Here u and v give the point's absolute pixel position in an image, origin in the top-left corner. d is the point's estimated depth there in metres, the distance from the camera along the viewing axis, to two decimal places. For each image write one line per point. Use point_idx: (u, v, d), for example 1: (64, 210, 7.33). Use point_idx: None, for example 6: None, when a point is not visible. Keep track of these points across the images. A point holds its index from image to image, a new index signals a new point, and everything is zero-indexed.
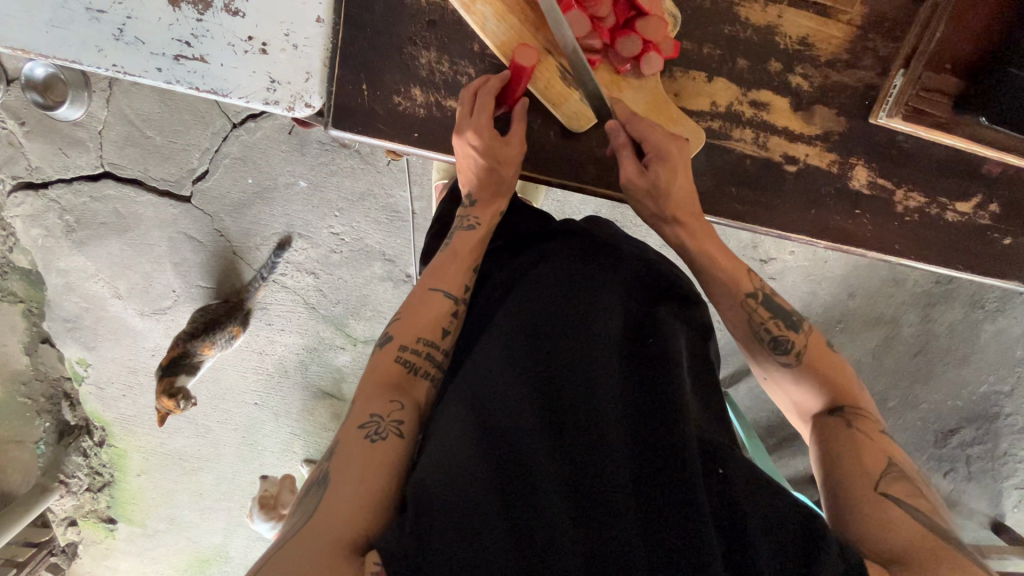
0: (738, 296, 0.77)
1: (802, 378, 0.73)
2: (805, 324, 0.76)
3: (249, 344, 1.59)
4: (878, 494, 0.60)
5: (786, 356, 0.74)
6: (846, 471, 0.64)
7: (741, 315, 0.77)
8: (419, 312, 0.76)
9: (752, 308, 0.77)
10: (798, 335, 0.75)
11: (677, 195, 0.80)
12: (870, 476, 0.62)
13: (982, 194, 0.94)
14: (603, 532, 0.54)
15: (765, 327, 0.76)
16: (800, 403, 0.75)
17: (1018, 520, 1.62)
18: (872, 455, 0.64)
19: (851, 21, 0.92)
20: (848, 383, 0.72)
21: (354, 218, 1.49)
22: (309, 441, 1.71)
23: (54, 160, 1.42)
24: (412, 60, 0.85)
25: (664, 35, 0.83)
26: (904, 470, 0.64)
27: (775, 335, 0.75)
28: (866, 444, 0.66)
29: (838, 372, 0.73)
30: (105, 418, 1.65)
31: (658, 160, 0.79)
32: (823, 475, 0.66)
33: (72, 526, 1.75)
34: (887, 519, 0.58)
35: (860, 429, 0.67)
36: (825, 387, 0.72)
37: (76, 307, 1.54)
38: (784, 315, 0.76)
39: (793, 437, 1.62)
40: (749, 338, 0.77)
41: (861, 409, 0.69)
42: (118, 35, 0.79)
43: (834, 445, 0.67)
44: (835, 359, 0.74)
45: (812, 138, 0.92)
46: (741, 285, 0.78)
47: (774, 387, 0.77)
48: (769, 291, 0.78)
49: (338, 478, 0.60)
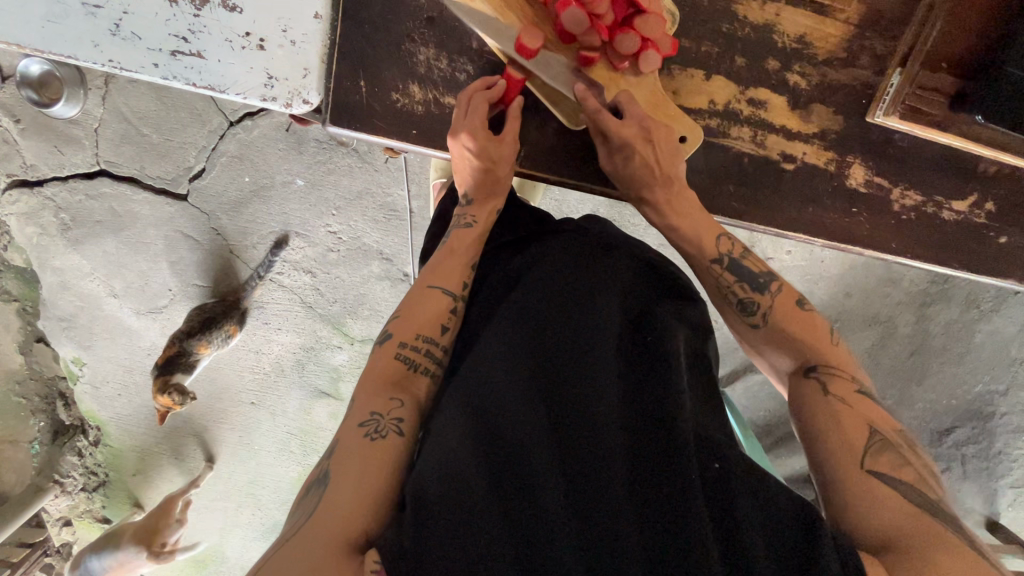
0: (703, 263, 0.78)
1: (774, 339, 0.74)
2: (772, 284, 0.75)
3: (245, 343, 1.57)
4: (864, 471, 0.60)
5: (755, 318, 0.75)
6: (829, 447, 0.64)
7: (709, 280, 0.78)
8: (418, 309, 0.76)
9: (718, 274, 0.77)
10: (764, 296, 0.74)
11: (640, 181, 0.80)
12: (854, 451, 0.62)
13: (978, 193, 0.95)
14: (600, 529, 0.54)
15: (732, 291, 0.76)
16: (776, 364, 0.75)
17: (1013, 520, 1.63)
18: (852, 422, 0.64)
19: (849, 20, 0.93)
20: (820, 340, 0.72)
21: (350, 216, 1.49)
22: (305, 441, 1.71)
23: (49, 158, 1.41)
24: (410, 57, 0.85)
25: (663, 33, 0.83)
26: (887, 437, 0.64)
27: (742, 299, 0.75)
28: (843, 412, 0.65)
29: (811, 332, 0.72)
30: (100, 418, 1.64)
31: (619, 157, 0.81)
32: (808, 450, 0.66)
33: (66, 526, 1.73)
34: (880, 503, 0.57)
35: (835, 395, 0.67)
36: (798, 349, 0.72)
37: (71, 306, 1.53)
38: (750, 278, 0.76)
39: (789, 437, 1.62)
40: (720, 301, 0.78)
41: (835, 371, 0.69)
42: (114, 31, 0.78)
43: (812, 412, 0.67)
44: (806, 318, 0.73)
45: (809, 137, 0.92)
46: (704, 252, 0.77)
47: (752, 350, 0.78)
48: (736, 255, 0.77)
49: (338, 477, 0.59)
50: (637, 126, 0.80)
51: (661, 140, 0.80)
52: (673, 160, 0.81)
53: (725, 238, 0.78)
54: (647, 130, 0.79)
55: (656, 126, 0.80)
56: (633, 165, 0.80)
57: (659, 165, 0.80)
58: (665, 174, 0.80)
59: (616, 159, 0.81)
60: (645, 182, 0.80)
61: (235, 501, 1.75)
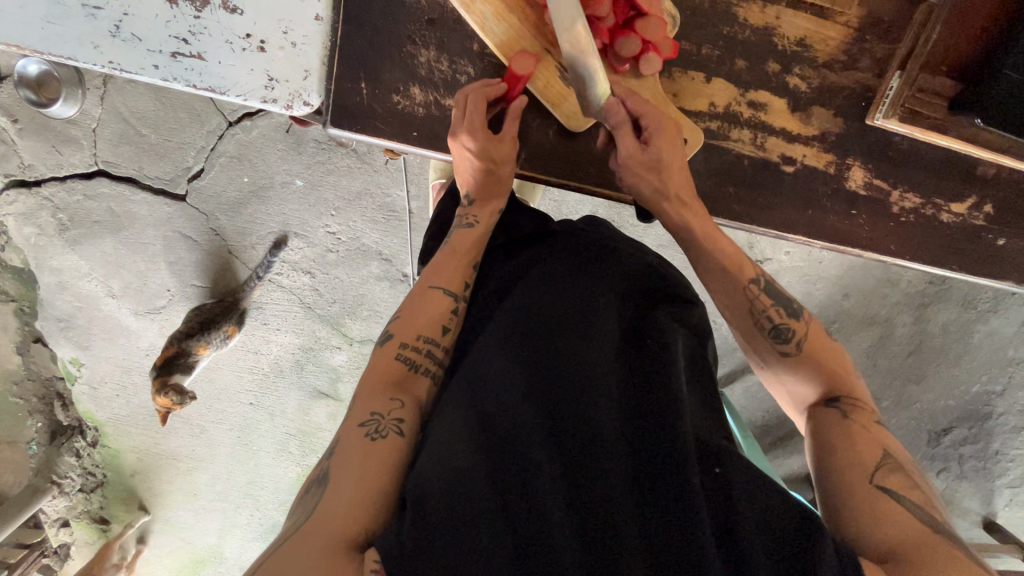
0: (740, 284, 0.77)
1: (799, 368, 0.73)
2: (805, 313, 0.77)
3: (244, 343, 1.57)
4: (873, 487, 0.61)
5: (787, 345, 0.74)
6: (843, 465, 0.64)
7: (741, 302, 0.77)
8: (420, 309, 0.76)
9: (755, 295, 0.77)
10: (800, 324, 0.76)
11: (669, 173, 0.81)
12: (865, 470, 0.63)
13: (977, 195, 0.95)
14: (600, 530, 0.54)
15: (768, 314, 0.76)
16: (794, 395, 0.74)
17: (1010, 519, 1.63)
18: (868, 447, 0.65)
19: (849, 23, 0.93)
20: (844, 373, 0.72)
21: (350, 217, 1.49)
22: (304, 441, 1.70)
23: (47, 158, 1.41)
24: (411, 59, 0.85)
25: (664, 35, 0.83)
26: (898, 461, 0.64)
27: (778, 323, 0.75)
28: (861, 435, 0.66)
29: (836, 363, 0.73)
30: (99, 418, 1.63)
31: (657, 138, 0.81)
32: (817, 468, 0.66)
33: (64, 527, 1.73)
34: (881, 515, 0.58)
35: (854, 420, 0.67)
36: (820, 378, 0.72)
37: (69, 306, 1.52)
38: (785, 303, 0.77)
39: (787, 437, 1.63)
40: (750, 326, 0.77)
41: (856, 401, 0.69)
42: (114, 32, 0.78)
43: (830, 435, 0.67)
44: (833, 350, 0.74)
45: (808, 139, 0.93)
46: (743, 273, 0.78)
47: (768, 378, 0.77)
48: (771, 281, 0.79)
49: (338, 477, 0.59)
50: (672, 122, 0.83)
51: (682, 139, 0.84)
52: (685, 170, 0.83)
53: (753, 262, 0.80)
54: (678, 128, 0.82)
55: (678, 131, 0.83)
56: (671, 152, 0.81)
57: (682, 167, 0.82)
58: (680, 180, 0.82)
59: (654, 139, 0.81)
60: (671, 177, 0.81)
61: (233, 502, 1.75)
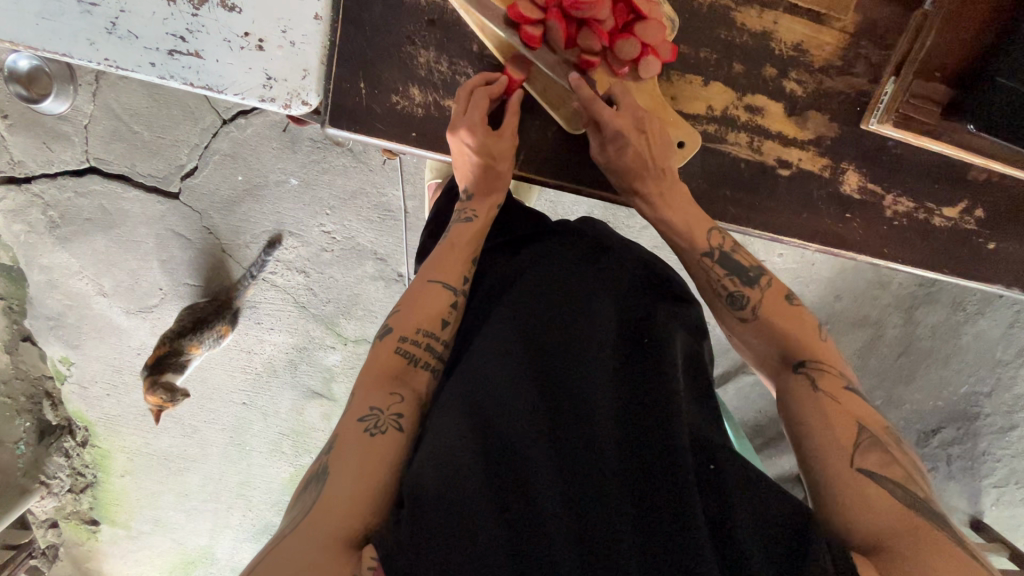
0: (694, 257, 0.79)
1: (762, 334, 0.74)
2: (762, 279, 0.76)
3: (237, 343, 1.56)
4: (854, 470, 0.61)
5: (743, 312, 0.75)
6: (821, 439, 0.64)
7: (698, 274, 0.79)
8: (419, 303, 0.75)
9: (709, 268, 0.78)
10: (754, 291, 0.75)
11: (633, 170, 0.82)
12: (843, 447, 0.62)
13: (968, 200, 0.97)
14: (597, 531, 0.54)
15: (722, 285, 0.77)
16: (762, 359, 0.75)
17: (996, 519, 1.66)
18: (841, 418, 0.65)
19: (845, 29, 0.94)
20: (808, 335, 0.72)
21: (344, 216, 1.48)
22: (296, 442, 1.69)
23: (38, 155, 1.40)
24: (410, 59, 0.85)
25: (662, 39, 0.84)
26: (877, 435, 0.64)
27: (732, 292, 0.76)
28: (831, 409, 0.66)
29: (799, 326, 0.73)
30: (89, 418, 1.61)
31: (612, 147, 0.82)
32: (796, 441, 0.67)
33: (52, 528, 1.71)
34: (864, 497, 0.58)
35: (822, 391, 0.67)
36: (785, 343, 0.72)
37: (59, 305, 1.51)
38: (741, 271, 0.77)
39: (779, 438, 1.64)
40: (709, 297, 0.79)
41: (823, 366, 0.70)
42: (111, 29, 0.77)
43: (800, 401, 0.68)
44: (794, 313, 0.74)
45: (804, 143, 0.93)
46: (696, 246, 0.79)
47: (739, 344, 0.77)
48: (727, 249, 0.79)
49: (337, 473, 0.59)
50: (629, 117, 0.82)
51: (654, 130, 0.82)
52: (665, 152, 0.82)
53: (714, 232, 0.79)
54: (639, 120, 0.82)
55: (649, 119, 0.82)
56: (625, 156, 0.81)
57: (652, 155, 0.82)
58: (657, 167, 0.82)
59: (609, 149, 0.82)
60: (637, 172, 0.82)
61: (225, 502, 1.73)
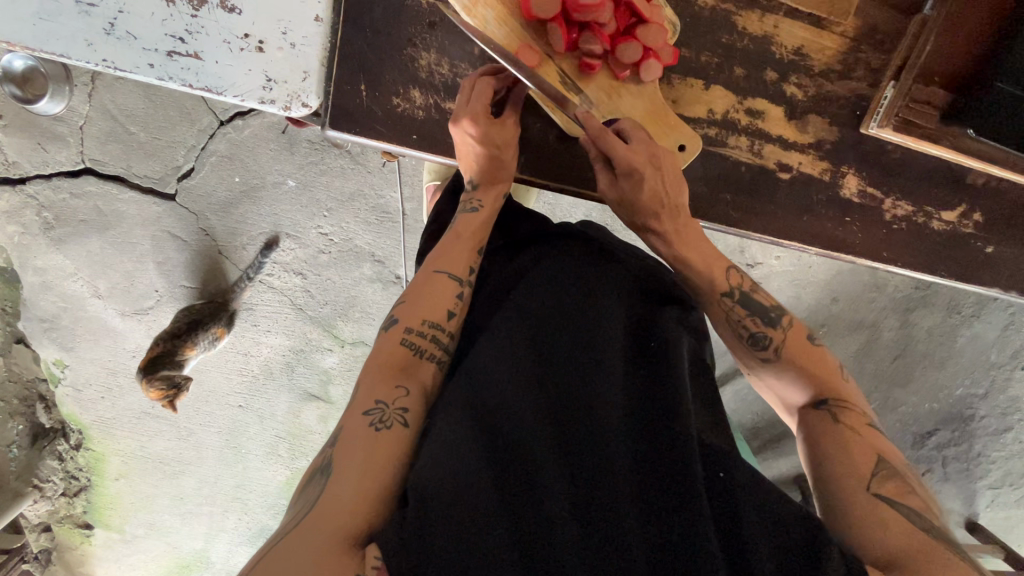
0: (714, 296, 0.78)
1: (783, 374, 0.74)
2: (784, 319, 0.76)
3: (233, 345, 1.55)
4: (871, 494, 0.61)
5: (766, 352, 0.75)
6: (838, 471, 0.64)
7: (718, 313, 0.78)
8: (425, 294, 0.75)
9: (729, 308, 0.77)
10: (777, 331, 0.75)
11: (649, 206, 0.79)
12: (862, 474, 0.63)
13: (966, 204, 0.97)
14: (603, 533, 0.54)
15: (744, 325, 0.76)
16: (783, 397, 0.75)
17: (990, 520, 1.67)
18: (862, 451, 0.65)
19: (844, 33, 0.94)
20: (831, 376, 0.73)
21: (342, 218, 1.48)
22: (293, 444, 1.68)
23: (33, 156, 1.39)
24: (411, 62, 0.84)
25: (663, 43, 0.84)
26: (893, 465, 0.65)
27: (754, 333, 0.76)
28: (854, 440, 0.66)
29: (821, 366, 0.73)
30: (83, 421, 1.60)
31: (626, 181, 0.79)
32: (814, 470, 0.67)
33: (46, 532, 1.70)
34: (880, 519, 0.59)
35: (844, 423, 0.68)
36: (806, 381, 0.73)
37: (54, 306, 1.49)
38: (763, 312, 0.76)
39: (777, 440, 1.64)
40: (729, 335, 0.78)
41: (846, 403, 0.70)
42: (108, 30, 0.77)
43: (823, 439, 0.68)
44: (816, 353, 0.74)
45: (804, 147, 0.94)
46: (715, 286, 0.78)
47: (758, 381, 0.78)
48: (747, 289, 0.78)
49: (341, 468, 0.59)
50: (645, 152, 0.80)
51: (668, 168, 0.80)
52: (678, 186, 0.81)
53: (732, 272, 0.79)
54: (653, 155, 0.79)
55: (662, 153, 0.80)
56: (641, 194, 0.79)
57: (667, 192, 0.79)
58: (669, 201, 0.80)
59: (621, 183, 0.79)
60: (651, 209, 0.79)
61: (220, 505, 1.72)
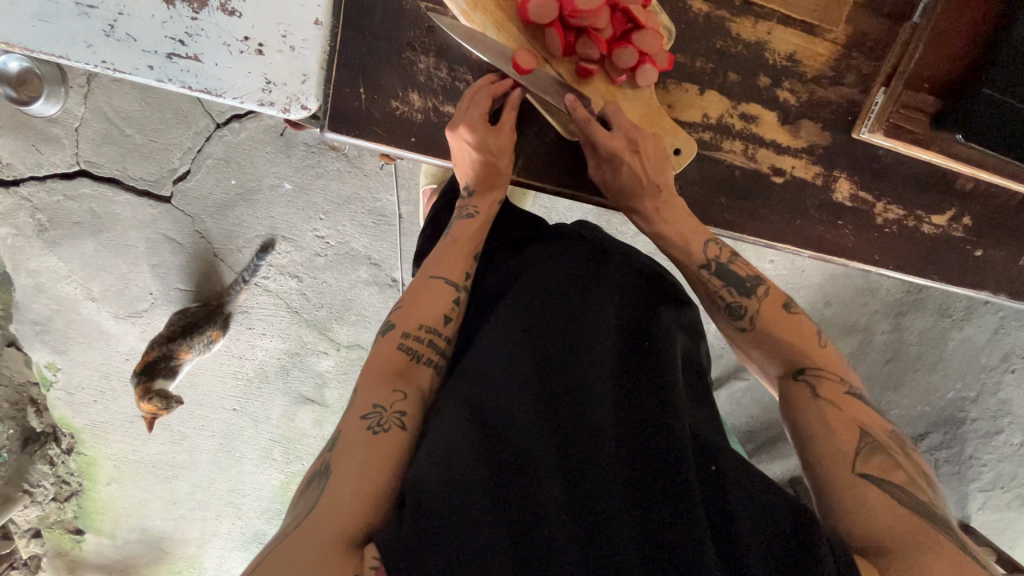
0: (692, 267, 0.80)
1: (762, 344, 0.76)
2: (760, 288, 0.77)
3: (229, 348, 1.54)
4: (855, 474, 0.62)
5: (742, 321, 0.77)
6: (822, 450, 0.65)
7: (697, 284, 0.80)
8: (421, 298, 0.75)
9: (706, 278, 0.79)
10: (752, 300, 0.77)
11: (628, 189, 0.83)
12: (843, 453, 0.64)
13: (956, 208, 0.99)
14: (597, 530, 0.55)
15: (720, 295, 0.78)
16: (766, 369, 0.77)
17: (982, 522, 1.68)
18: (844, 429, 0.66)
19: (836, 40, 0.96)
20: (806, 344, 0.73)
21: (339, 221, 1.48)
22: (288, 449, 1.67)
23: (27, 158, 1.38)
24: (410, 65, 0.85)
25: (660, 48, 0.85)
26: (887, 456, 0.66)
27: (730, 302, 0.78)
28: (834, 415, 0.67)
29: (800, 334, 0.74)
30: (74, 424, 1.59)
31: (607, 166, 0.83)
32: (799, 448, 0.68)
33: (35, 538, 1.67)
34: (862, 500, 0.59)
35: (824, 397, 0.69)
36: (785, 353, 0.74)
37: (46, 309, 1.48)
38: (738, 282, 0.78)
39: (771, 443, 1.65)
40: (708, 304, 0.80)
41: (823, 373, 0.71)
42: (108, 32, 0.77)
43: (805, 414, 0.68)
44: (790, 317, 0.75)
45: (798, 151, 0.95)
46: (692, 258, 0.80)
47: (743, 355, 0.80)
48: (724, 259, 0.79)
49: (339, 471, 0.59)
50: (624, 136, 0.82)
51: (647, 150, 0.82)
52: (661, 167, 0.83)
53: (712, 243, 0.81)
54: (632, 141, 0.82)
55: (642, 135, 0.82)
56: (620, 174, 0.82)
57: (646, 173, 0.82)
58: (653, 182, 0.82)
59: (604, 169, 0.83)
60: (630, 189, 0.83)
61: (213, 509, 1.71)
